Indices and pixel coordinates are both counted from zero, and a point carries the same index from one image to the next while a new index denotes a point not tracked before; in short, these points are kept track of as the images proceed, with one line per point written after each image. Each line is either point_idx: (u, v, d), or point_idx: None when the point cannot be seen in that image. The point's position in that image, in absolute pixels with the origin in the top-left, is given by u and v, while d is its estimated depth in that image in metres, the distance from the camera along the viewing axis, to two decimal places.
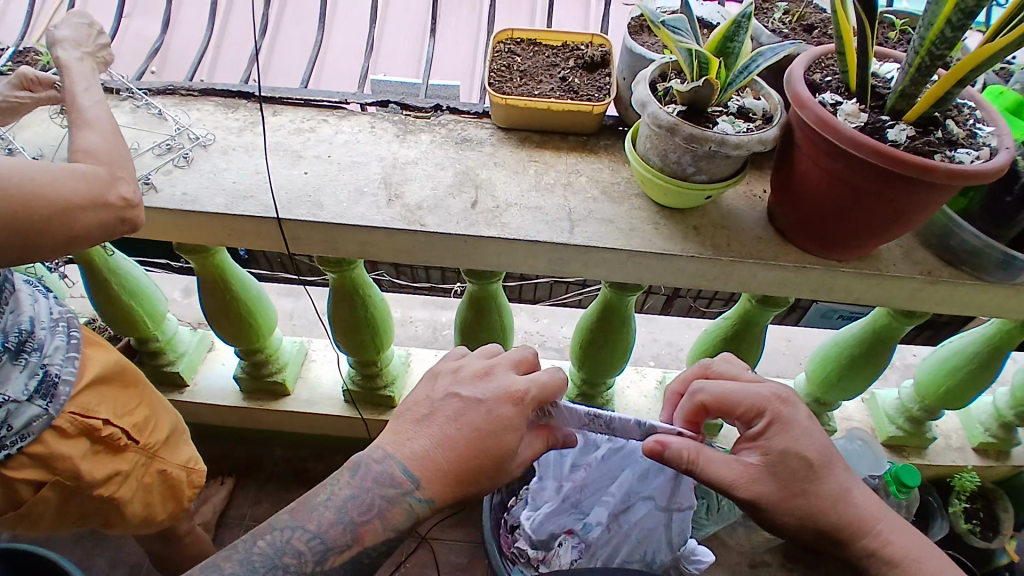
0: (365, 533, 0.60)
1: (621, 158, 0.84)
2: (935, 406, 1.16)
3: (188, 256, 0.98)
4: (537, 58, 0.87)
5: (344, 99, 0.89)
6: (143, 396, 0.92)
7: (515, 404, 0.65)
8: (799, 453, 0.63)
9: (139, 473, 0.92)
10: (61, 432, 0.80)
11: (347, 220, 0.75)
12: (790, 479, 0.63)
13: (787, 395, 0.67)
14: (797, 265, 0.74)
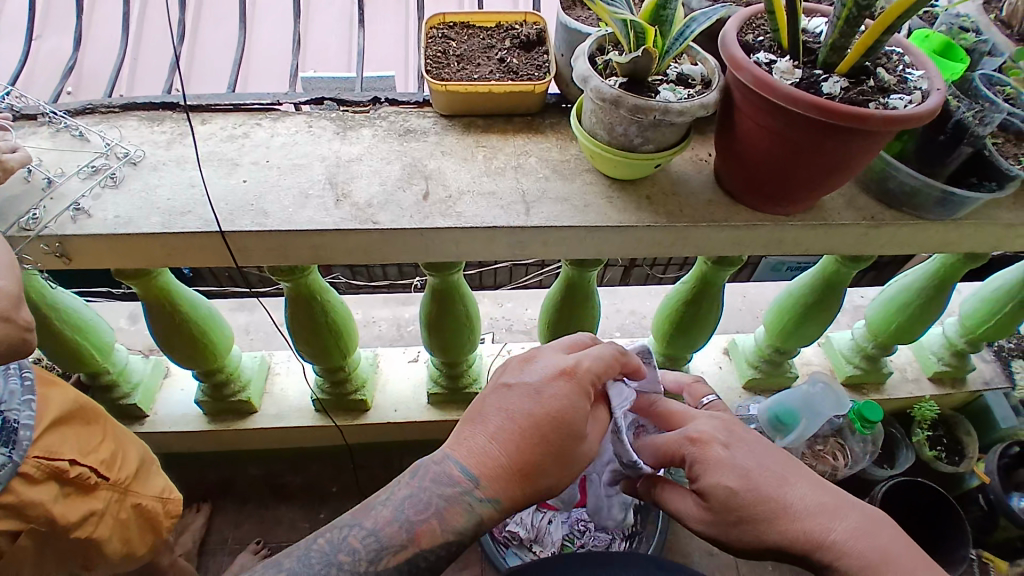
0: (422, 533, 0.63)
1: (569, 135, 0.84)
2: (888, 343, 1.23)
3: (129, 281, 0.93)
4: (472, 42, 0.85)
5: (276, 101, 0.86)
6: (107, 430, 0.88)
7: (567, 378, 0.66)
8: (721, 484, 0.67)
9: (114, 509, 0.87)
10: (27, 478, 0.75)
11: (296, 226, 0.72)
12: (723, 512, 0.67)
13: (700, 435, 0.70)
14: (748, 224, 0.76)
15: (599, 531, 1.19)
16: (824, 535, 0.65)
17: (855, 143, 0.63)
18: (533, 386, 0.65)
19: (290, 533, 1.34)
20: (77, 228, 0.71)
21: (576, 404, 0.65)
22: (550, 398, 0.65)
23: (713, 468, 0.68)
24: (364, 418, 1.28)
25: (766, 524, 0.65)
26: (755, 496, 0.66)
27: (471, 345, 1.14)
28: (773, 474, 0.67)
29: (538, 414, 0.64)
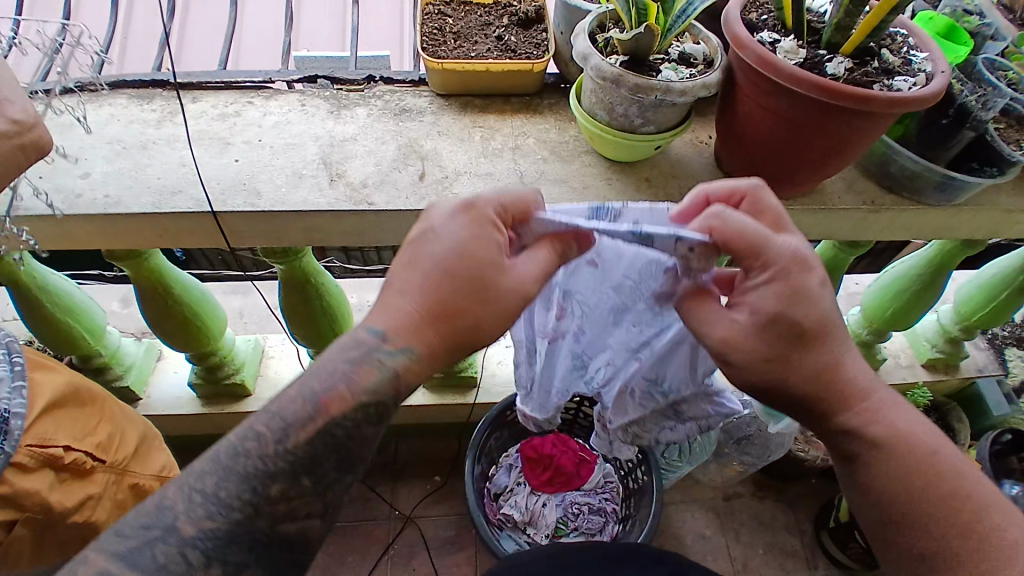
0: (331, 401, 0.53)
1: (568, 116, 0.83)
2: (883, 329, 1.23)
3: (119, 262, 0.91)
4: (470, 18, 0.83)
5: (268, 79, 0.84)
6: (104, 412, 0.88)
7: (474, 221, 0.55)
8: (793, 321, 0.56)
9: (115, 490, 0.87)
10: (22, 468, 0.73)
11: (289, 206, 0.71)
12: (778, 343, 0.57)
13: (806, 258, 0.56)
14: None
15: (593, 514, 1.20)
16: (859, 398, 0.60)
17: (858, 125, 0.62)
18: (446, 233, 0.55)
19: None
20: (68, 209, 0.70)
21: (491, 245, 0.55)
22: (468, 240, 0.54)
23: (808, 300, 0.55)
24: None
25: (808, 378, 0.58)
26: (821, 338, 0.57)
27: None
28: (841, 332, 0.59)
29: (450, 261, 0.54)
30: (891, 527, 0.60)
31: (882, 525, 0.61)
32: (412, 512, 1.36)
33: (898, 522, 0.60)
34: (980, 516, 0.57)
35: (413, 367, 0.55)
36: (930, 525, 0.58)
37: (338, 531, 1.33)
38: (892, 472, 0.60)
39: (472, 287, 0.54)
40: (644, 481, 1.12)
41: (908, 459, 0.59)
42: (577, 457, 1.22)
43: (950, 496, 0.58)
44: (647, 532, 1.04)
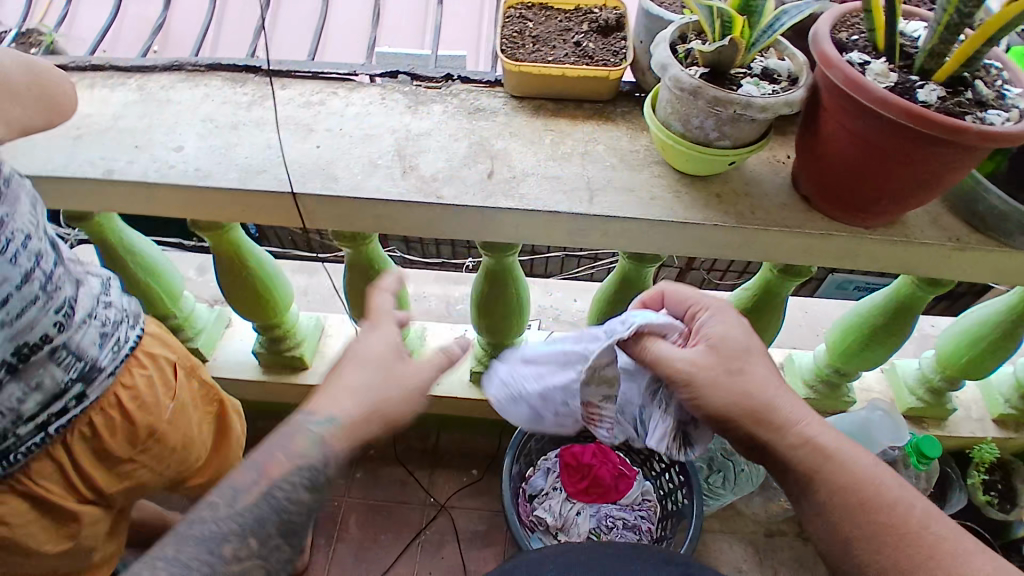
0: (270, 466, 0.66)
1: (640, 124, 0.82)
2: (956, 376, 1.15)
3: (203, 232, 0.99)
4: (549, 23, 0.86)
5: (353, 71, 0.88)
6: (136, 357, 0.78)
7: None
8: (733, 340, 0.70)
9: (87, 428, 0.74)
10: (80, 434, 0.74)
11: (361, 193, 0.73)
12: (725, 360, 0.69)
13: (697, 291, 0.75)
14: (823, 232, 0.72)
15: (626, 530, 1.18)
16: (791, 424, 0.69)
17: (943, 157, 0.59)
18: None
19: None
20: (160, 177, 0.75)
21: None
22: None
23: (723, 323, 0.71)
24: (408, 387, 1.32)
25: (753, 371, 0.70)
26: (747, 363, 0.70)
27: (518, 330, 1.15)
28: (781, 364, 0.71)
29: None
30: (723, 375, 0.68)
31: (708, 356, 0.69)
32: (446, 501, 1.38)
33: (729, 364, 0.69)
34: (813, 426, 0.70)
35: (338, 434, 0.66)
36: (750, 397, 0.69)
37: (374, 509, 1.37)
38: (728, 345, 0.70)
39: (390, 378, 0.68)
40: (686, 503, 1.07)
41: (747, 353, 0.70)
42: (617, 470, 1.19)
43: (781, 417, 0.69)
44: (692, 540, 1.00)
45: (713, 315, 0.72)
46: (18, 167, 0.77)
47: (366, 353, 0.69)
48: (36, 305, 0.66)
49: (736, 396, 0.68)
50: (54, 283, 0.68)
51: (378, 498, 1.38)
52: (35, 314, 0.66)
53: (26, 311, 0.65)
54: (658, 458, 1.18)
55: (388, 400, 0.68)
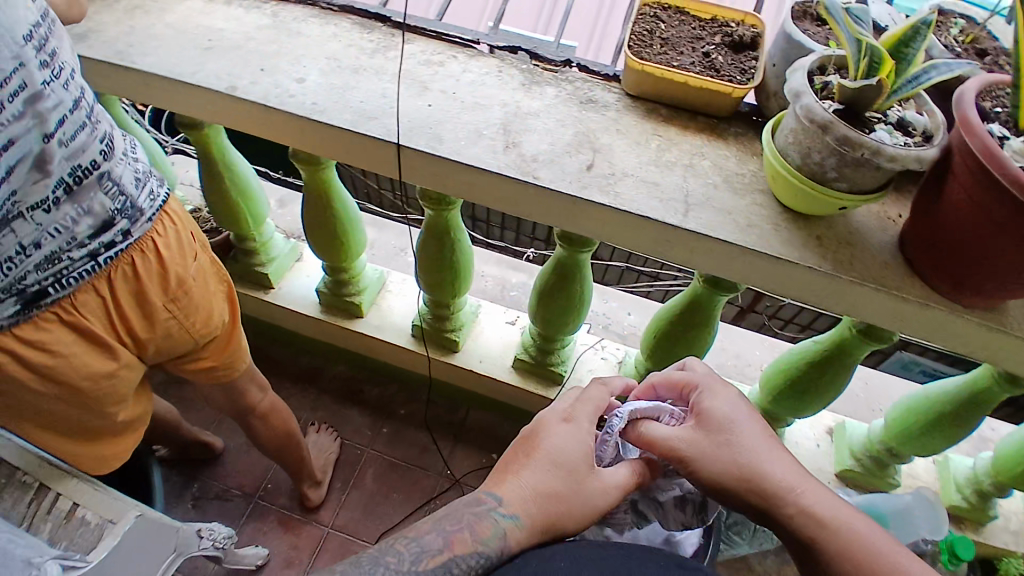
0: (456, 541, 0.66)
1: (751, 148, 0.80)
2: (1007, 484, 1.06)
3: (301, 165, 1.03)
4: (682, 29, 0.84)
5: (476, 39, 0.89)
6: (165, 211, 0.81)
7: None
8: (721, 412, 0.72)
9: (123, 270, 0.77)
10: (114, 275, 0.77)
11: (461, 158, 0.75)
12: (715, 430, 0.71)
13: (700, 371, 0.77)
14: (921, 302, 0.67)
15: None
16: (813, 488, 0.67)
17: None
18: None
19: (354, 435, 1.43)
20: (280, 103, 0.79)
21: None
22: None
23: (715, 397, 0.73)
24: (452, 358, 1.33)
25: (748, 443, 0.70)
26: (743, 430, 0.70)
27: (573, 327, 1.15)
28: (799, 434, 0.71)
29: None
30: (711, 449, 0.70)
31: (696, 431, 0.71)
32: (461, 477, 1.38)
33: (710, 433, 0.71)
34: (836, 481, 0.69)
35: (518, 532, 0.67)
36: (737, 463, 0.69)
37: (392, 466, 1.39)
38: (716, 417, 0.71)
39: (565, 479, 0.69)
40: None
41: (734, 422, 0.71)
42: None
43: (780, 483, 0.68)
44: None
45: (702, 390, 0.75)
46: (157, 68, 0.82)
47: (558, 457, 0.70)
48: (84, 137, 0.70)
49: (726, 466, 0.69)
50: (94, 117, 0.72)
51: (398, 456, 1.41)
52: (85, 139, 0.70)
53: (77, 136, 0.69)
54: None
55: (568, 503, 0.68)
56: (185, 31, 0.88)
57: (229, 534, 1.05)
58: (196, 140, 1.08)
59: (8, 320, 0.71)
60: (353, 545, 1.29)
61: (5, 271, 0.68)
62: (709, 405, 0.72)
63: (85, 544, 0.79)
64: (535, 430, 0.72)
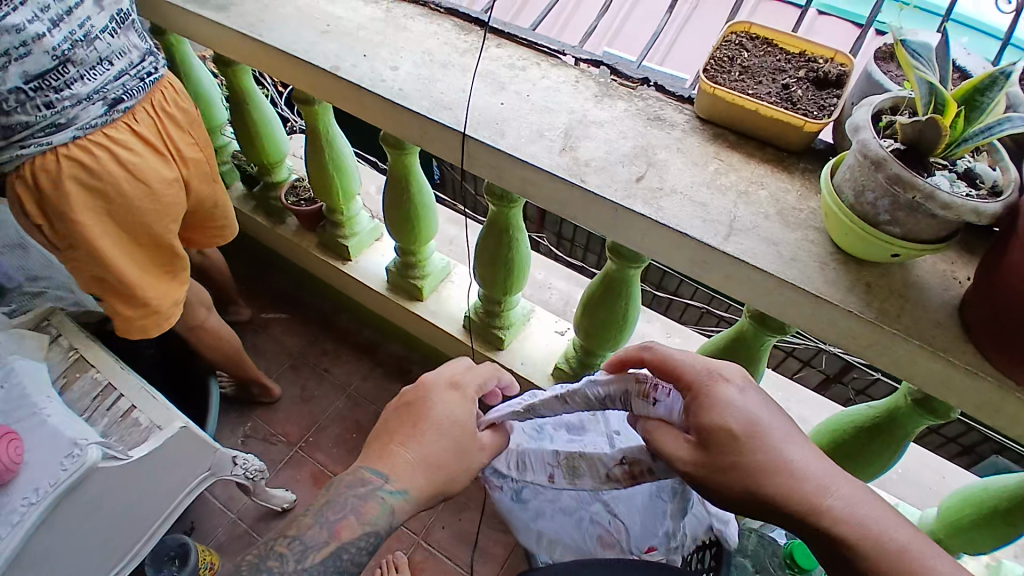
0: (343, 527, 0.73)
1: (817, 186, 0.77)
2: None
3: (388, 148, 1.12)
4: (766, 59, 0.84)
5: (561, 50, 0.94)
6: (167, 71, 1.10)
7: None
8: (725, 425, 0.65)
9: (161, 99, 1.05)
10: (152, 102, 1.04)
11: (518, 154, 0.79)
12: (718, 456, 0.65)
13: (718, 368, 0.68)
14: (965, 368, 0.63)
15: None
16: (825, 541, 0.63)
17: None
18: None
19: None
20: (371, 85, 0.87)
21: None
22: None
23: (717, 407, 0.66)
24: (496, 354, 1.37)
25: (759, 473, 0.64)
26: (757, 447, 0.65)
27: (613, 343, 1.14)
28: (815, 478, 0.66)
29: None
30: (718, 472, 0.65)
31: (699, 451, 0.66)
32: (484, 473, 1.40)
33: (717, 448, 0.65)
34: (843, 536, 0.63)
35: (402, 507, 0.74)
36: (756, 489, 0.65)
37: None
38: (721, 437, 0.65)
39: (455, 450, 0.75)
40: None
41: (745, 440, 0.65)
42: None
43: (805, 505, 0.64)
44: None
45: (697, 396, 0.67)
46: (279, 42, 0.95)
47: (447, 426, 0.76)
48: None
49: (738, 492, 0.65)
50: None
51: None
52: None
53: None
54: None
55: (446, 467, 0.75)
56: (310, 16, 1.00)
57: (259, 469, 1.13)
58: (306, 114, 1.21)
59: (100, 121, 0.97)
60: None
61: (92, 78, 0.96)
62: (717, 417, 0.65)
63: (133, 440, 0.92)
64: (424, 399, 0.77)
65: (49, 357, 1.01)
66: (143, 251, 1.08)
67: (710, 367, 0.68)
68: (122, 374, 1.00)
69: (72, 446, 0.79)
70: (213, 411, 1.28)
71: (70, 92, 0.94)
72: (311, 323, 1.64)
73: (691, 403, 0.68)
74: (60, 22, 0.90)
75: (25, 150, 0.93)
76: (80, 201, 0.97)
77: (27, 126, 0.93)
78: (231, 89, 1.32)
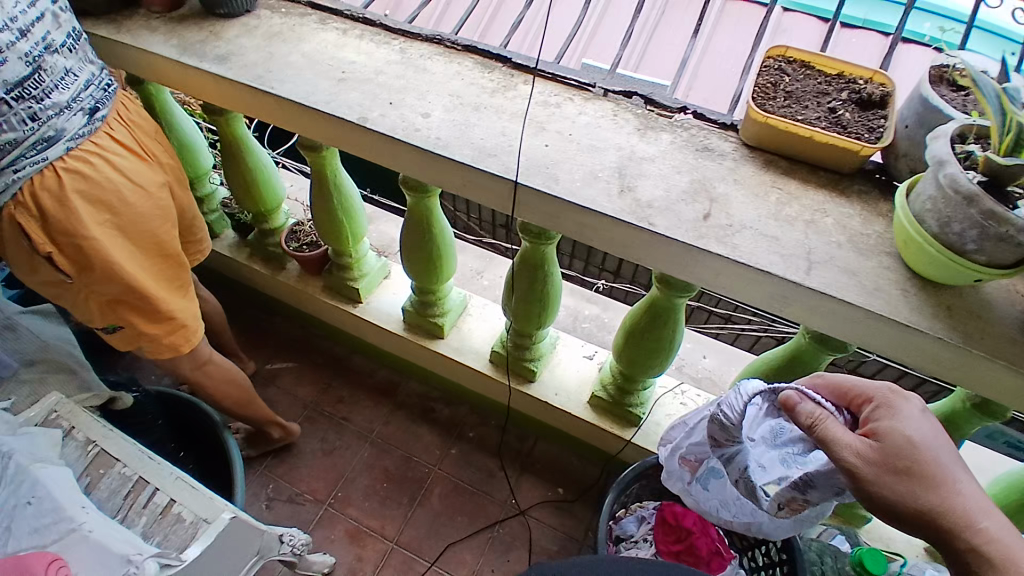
0: None
1: (876, 209, 0.78)
2: None
3: (409, 190, 1.07)
4: (807, 82, 0.83)
5: (592, 82, 0.91)
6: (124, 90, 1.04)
7: None
8: (905, 436, 0.65)
9: (127, 109, 0.98)
10: (123, 112, 0.97)
11: (577, 199, 0.76)
12: (892, 460, 0.65)
13: (902, 390, 0.70)
14: None
15: None
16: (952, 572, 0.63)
17: None
18: None
19: (424, 453, 1.44)
20: (405, 136, 0.83)
21: None
22: None
23: (900, 419, 0.67)
24: (527, 387, 1.33)
25: (927, 482, 0.64)
26: (927, 457, 0.65)
27: (657, 369, 1.13)
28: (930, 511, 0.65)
29: None
30: (890, 475, 0.64)
31: (875, 454, 0.65)
32: (526, 508, 1.37)
33: (894, 454, 0.65)
34: (983, 549, 0.62)
35: None
36: (915, 498, 0.64)
37: (459, 489, 1.40)
38: (901, 444, 0.65)
39: None
40: None
41: (924, 453, 0.65)
42: (715, 546, 1.09)
43: (959, 515, 0.63)
44: None
45: (879, 410, 0.68)
46: (294, 94, 0.89)
47: None
48: None
49: (902, 497, 0.64)
50: None
51: (466, 481, 1.41)
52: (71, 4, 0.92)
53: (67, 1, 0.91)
54: (764, 551, 1.07)
55: None
56: (320, 61, 0.95)
57: (307, 541, 1.07)
58: (312, 160, 1.15)
59: (86, 131, 0.90)
60: (416, 564, 1.30)
61: (67, 87, 0.88)
62: (900, 426, 0.66)
63: (178, 540, 0.85)
64: None
65: (65, 454, 0.93)
66: (154, 263, 0.99)
67: (891, 387, 0.70)
68: (155, 467, 0.93)
69: (128, 563, 0.77)
70: (240, 484, 1.20)
71: (52, 102, 0.86)
72: (323, 369, 1.57)
73: (870, 417, 0.68)
74: (27, 30, 0.82)
75: (20, 173, 0.85)
76: (86, 214, 0.89)
77: (16, 144, 0.84)
78: (223, 138, 1.24)
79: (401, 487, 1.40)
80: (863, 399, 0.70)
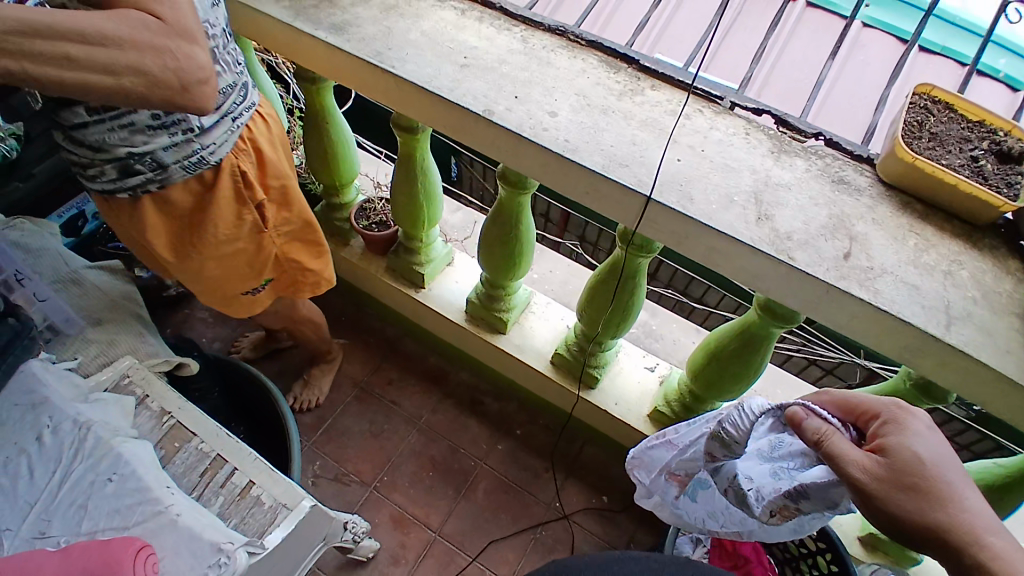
0: None
1: (1010, 267, 0.75)
2: None
3: (505, 184, 1.03)
4: (951, 125, 0.80)
5: (722, 95, 0.88)
6: None
7: None
8: (913, 451, 0.60)
9: None
10: None
11: (713, 222, 0.73)
12: (900, 475, 0.60)
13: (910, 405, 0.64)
14: None
15: None
16: None
17: None
18: None
19: (471, 445, 1.44)
20: (534, 135, 0.80)
21: None
22: None
23: (910, 434, 0.61)
24: (587, 391, 1.32)
25: (932, 497, 0.59)
26: (937, 476, 0.59)
27: (731, 391, 1.10)
28: None
29: None
30: (899, 491, 0.59)
31: (883, 469, 0.60)
32: (569, 512, 1.37)
33: (904, 470, 0.60)
34: (986, 565, 0.56)
35: None
36: (923, 514, 0.59)
37: (504, 485, 1.39)
38: (910, 458, 0.60)
39: None
40: None
41: (932, 468, 0.59)
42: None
43: (966, 532, 0.58)
44: None
45: (886, 424, 0.63)
46: (412, 76, 0.86)
47: None
48: None
49: (912, 514, 0.59)
50: None
51: (511, 478, 1.40)
52: None
53: None
54: None
55: None
56: (439, 43, 0.92)
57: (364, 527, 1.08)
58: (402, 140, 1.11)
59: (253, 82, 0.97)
60: (456, 557, 1.30)
61: None
62: (908, 440, 0.61)
63: (257, 525, 0.84)
64: None
65: (138, 424, 0.92)
66: None
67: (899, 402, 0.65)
68: (230, 445, 0.92)
69: (218, 553, 0.76)
70: (295, 454, 1.18)
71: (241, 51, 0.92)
72: (373, 348, 1.56)
73: (876, 431, 0.64)
74: None
75: (241, 117, 0.90)
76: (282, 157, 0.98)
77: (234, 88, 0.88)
78: (309, 107, 1.21)
79: (444, 477, 1.39)
80: (871, 414, 0.65)
